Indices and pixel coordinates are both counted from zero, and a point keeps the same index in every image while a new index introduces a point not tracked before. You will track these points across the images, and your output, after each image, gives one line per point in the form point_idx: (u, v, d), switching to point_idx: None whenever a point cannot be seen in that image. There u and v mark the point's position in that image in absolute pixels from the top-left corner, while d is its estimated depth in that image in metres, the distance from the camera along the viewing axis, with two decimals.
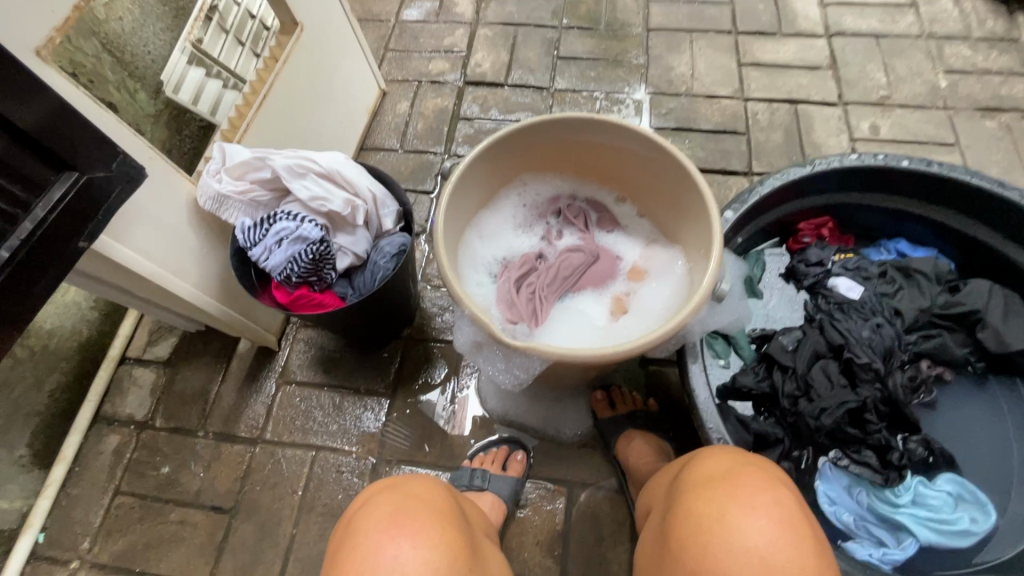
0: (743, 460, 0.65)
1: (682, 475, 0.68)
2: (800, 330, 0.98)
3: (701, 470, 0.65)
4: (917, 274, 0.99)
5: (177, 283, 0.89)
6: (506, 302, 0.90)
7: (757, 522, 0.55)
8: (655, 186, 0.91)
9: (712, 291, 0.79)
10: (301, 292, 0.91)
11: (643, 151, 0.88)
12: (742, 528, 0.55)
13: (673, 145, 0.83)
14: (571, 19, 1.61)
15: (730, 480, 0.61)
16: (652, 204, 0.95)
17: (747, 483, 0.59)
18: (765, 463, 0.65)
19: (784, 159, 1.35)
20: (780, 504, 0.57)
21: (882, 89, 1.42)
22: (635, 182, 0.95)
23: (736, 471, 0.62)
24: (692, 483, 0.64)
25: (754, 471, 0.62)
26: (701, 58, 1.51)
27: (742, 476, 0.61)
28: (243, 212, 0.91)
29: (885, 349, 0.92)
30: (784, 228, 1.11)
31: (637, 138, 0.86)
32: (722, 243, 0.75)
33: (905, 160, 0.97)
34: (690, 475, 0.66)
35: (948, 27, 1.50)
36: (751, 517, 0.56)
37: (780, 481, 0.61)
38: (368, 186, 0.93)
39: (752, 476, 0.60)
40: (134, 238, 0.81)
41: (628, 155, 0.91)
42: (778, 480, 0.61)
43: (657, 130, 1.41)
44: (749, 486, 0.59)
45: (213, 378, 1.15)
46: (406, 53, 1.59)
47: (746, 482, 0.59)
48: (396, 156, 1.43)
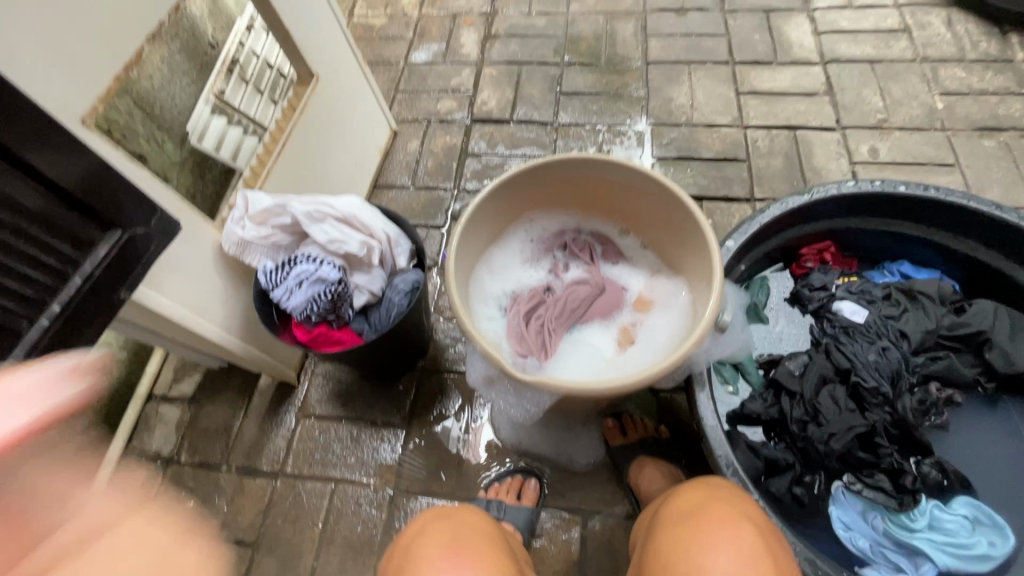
0: (717, 495, 0.68)
1: (660, 510, 0.73)
2: (806, 355, 0.99)
3: (675, 504, 0.70)
4: (921, 296, 1.01)
5: (205, 326, 0.94)
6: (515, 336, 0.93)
7: (719, 557, 0.59)
8: (658, 220, 0.95)
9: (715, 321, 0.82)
10: (320, 329, 0.95)
11: (644, 188, 0.92)
12: (705, 563, 0.59)
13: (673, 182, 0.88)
14: (573, 56, 1.68)
15: (698, 515, 0.65)
16: (654, 236, 0.98)
17: (713, 518, 0.63)
18: (736, 495, 0.69)
19: (785, 185, 1.38)
20: (741, 539, 0.60)
21: (880, 112, 1.45)
22: (638, 216, 0.99)
23: (705, 506, 0.66)
24: (666, 519, 0.69)
25: (722, 505, 0.66)
26: (700, 88, 1.56)
27: (708, 511, 0.65)
28: (265, 255, 0.97)
29: (893, 372, 0.93)
30: (787, 253, 1.12)
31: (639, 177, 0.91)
32: (723, 276, 0.78)
33: (902, 186, 1.00)
34: (667, 509, 0.71)
35: (942, 51, 1.53)
36: (714, 553, 0.60)
37: (746, 514, 0.64)
38: (382, 227, 0.97)
39: (718, 510, 0.64)
40: (166, 285, 0.86)
41: (630, 191, 0.95)
42: (744, 512, 0.65)
43: (659, 159, 1.46)
44: (712, 522, 0.63)
45: (236, 413, 1.20)
46: (415, 94, 1.67)
47: (712, 518, 0.63)
48: (408, 193, 1.48)
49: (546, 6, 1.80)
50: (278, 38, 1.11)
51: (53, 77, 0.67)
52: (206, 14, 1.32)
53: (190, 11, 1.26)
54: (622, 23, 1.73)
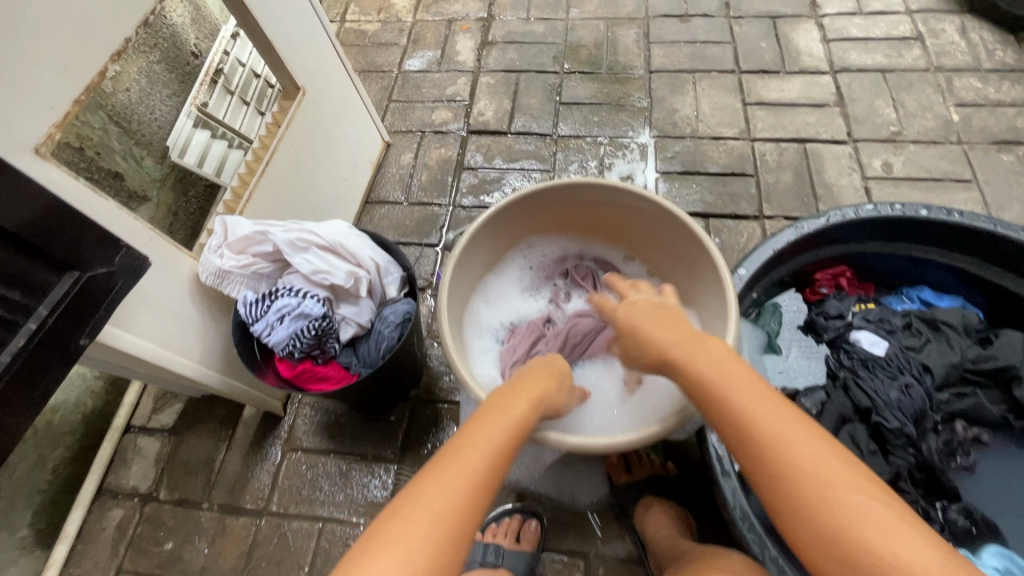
0: None
1: None
2: (823, 391, 0.94)
3: None
4: (944, 327, 0.95)
5: (181, 362, 0.88)
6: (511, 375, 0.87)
7: None
8: (665, 249, 0.89)
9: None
10: (305, 365, 0.90)
11: (651, 215, 0.86)
12: None
13: (681, 210, 0.82)
14: (572, 64, 1.61)
15: None
16: (662, 264, 0.93)
17: None
18: None
19: (796, 201, 1.31)
20: None
21: (893, 125, 1.39)
22: (645, 243, 0.93)
23: None
24: None
25: None
26: (705, 98, 1.50)
27: None
28: (246, 285, 0.90)
29: (916, 411, 0.88)
30: (801, 278, 1.06)
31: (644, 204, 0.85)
32: (739, 316, 0.72)
33: (924, 210, 0.94)
34: None
35: (956, 60, 1.48)
36: None
37: None
38: (370, 255, 0.91)
39: None
40: (136, 323, 0.79)
41: (635, 219, 0.89)
42: None
43: (663, 174, 1.39)
44: None
45: (219, 446, 1.13)
46: (409, 103, 1.60)
47: None
48: (401, 209, 1.42)
49: (544, 11, 1.73)
50: (260, 49, 1.04)
51: (3, 105, 0.61)
52: (188, 22, 1.25)
53: (171, 19, 1.18)
54: (624, 29, 1.66)
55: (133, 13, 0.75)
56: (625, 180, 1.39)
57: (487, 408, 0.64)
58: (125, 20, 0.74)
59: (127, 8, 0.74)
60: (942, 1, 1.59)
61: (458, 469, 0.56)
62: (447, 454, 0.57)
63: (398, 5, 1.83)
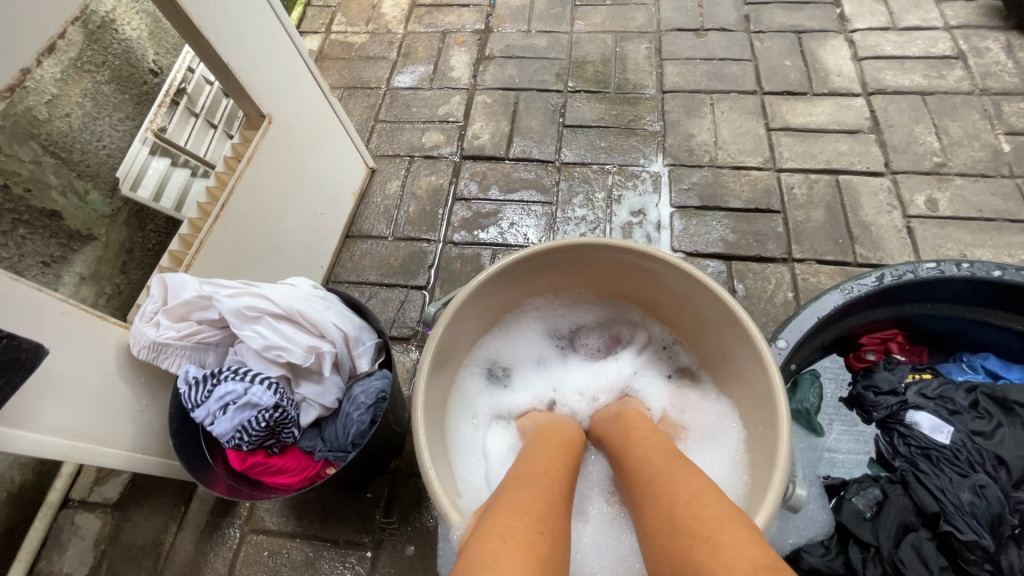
0: None
1: None
2: (877, 486, 0.79)
3: None
4: (1019, 408, 0.80)
5: (103, 453, 0.72)
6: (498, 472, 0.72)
7: None
8: (700, 327, 0.75)
9: (787, 497, 0.62)
10: (255, 458, 0.75)
11: (681, 285, 0.72)
12: None
13: (725, 290, 0.67)
14: (577, 82, 1.47)
15: None
16: (696, 340, 0.78)
17: None
18: None
19: (830, 242, 1.16)
20: None
21: (936, 155, 1.25)
22: (674, 313, 0.79)
23: None
24: None
25: None
26: (724, 123, 1.35)
27: None
28: (188, 359, 0.76)
29: (992, 518, 0.73)
30: (843, 342, 0.94)
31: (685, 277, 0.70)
32: (790, 432, 0.58)
33: (997, 270, 0.79)
34: None
35: (1004, 82, 1.33)
36: None
37: None
38: (336, 322, 0.77)
39: None
40: (39, 416, 0.64)
41: (665, 286, 0.75)
42: None
43: (679, 208, 1.24)
44: None
45: (168, 525, 0.98)
46: (398, 124, 1.46)
47: None
48: (385, 245, 1.27)
49: (546, 24, 1.59)
50: (215, 73, 0.89)
51: None
52: (147, 36, 1.11)
53: (122, 32, 1.04)
54: (633, 44, 1.52)
55: (33, 36, 0.61)
56: (636, 215, 1.24)
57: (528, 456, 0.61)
58: (22, 45, 0.60)
59: (25, 30, 0.60)
60: (984, 16, 1.44)
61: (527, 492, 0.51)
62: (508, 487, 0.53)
63: (388, 15, 1.68)
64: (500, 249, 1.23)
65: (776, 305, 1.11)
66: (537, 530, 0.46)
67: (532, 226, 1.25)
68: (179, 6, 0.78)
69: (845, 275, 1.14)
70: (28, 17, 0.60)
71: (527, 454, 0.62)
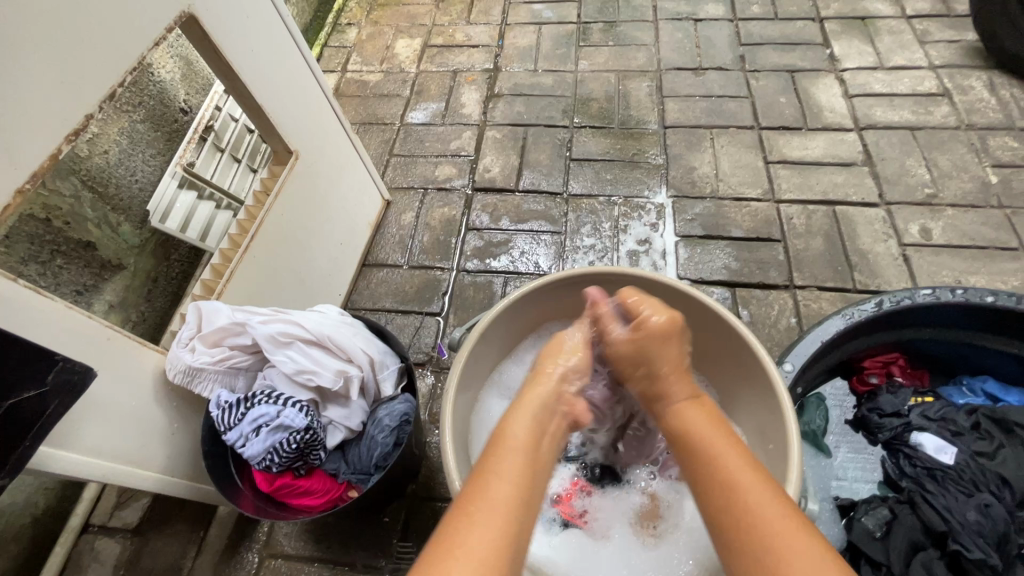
0: None
1: None
2: (885, 506, 0.82)
3: None
4: (1020, 430, 0.83)
5: (138, 475, 0.75)
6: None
7: None
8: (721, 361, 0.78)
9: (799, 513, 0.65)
10: (283, 480, 0.78)
11: (696, 312, 0.77)
12: None
13: (736, 316, 0.73)
14: (583, 117, 1.54)
15: None
16: (713, 371, 0.81)
17: None
18: None
19: (829, 270, 1.21)
20: None
21: (927, 186, 1.31)
22: (691, 342, 0.82)
23: None
24: None
25: None
26: (724, 156, 1.41)
27: None
28: (221, 384, 0.80)
29: (998, 536, 0.75)
30: (847, 366, 0.98)
31: (698, 304, 0.76)
32: (801, 458, 0.61)
33: (990, 296, 0.84)
34: None
35: (988, 118, 1.40)
36: None
37: None
38: (362, 348, 0.82)
39: None
40: (82, 439, 0.67)
41: (679, 314, 0.79)
42: None
43: (683, 238, 1.29)
44: None
45: (187, 550, 0.99)
46: (411, 158, 1.52)
47: None
48: (400, 273, 1.31)
49: (552, 63, 1.68)
50: (249, 114, 0.95)
51: None
52: (178, 77, 1.16)
53: (158, 74, 1.10)
54: (636, 82, 1.60)
55: (95, 85, 0.67)
56: (642, 244, 1.29)
57: (491, 452, 0.57)
58: (85, 94, 0.66)
59: (89, 81, 0.66)
60: (966, 57, 1.53)
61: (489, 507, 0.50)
62: (473, 488, 0.52)
63: (402, 55, 1.78)
64: (512, 277, 1.28)
65: (779, 330, 1.14)
66: (501, 547, 0.48)
67: (543, 254, 1.30)
68: (220, 54, 0.84)
69: (845, 301, 1.18)
70: (91, 68, 0.66)
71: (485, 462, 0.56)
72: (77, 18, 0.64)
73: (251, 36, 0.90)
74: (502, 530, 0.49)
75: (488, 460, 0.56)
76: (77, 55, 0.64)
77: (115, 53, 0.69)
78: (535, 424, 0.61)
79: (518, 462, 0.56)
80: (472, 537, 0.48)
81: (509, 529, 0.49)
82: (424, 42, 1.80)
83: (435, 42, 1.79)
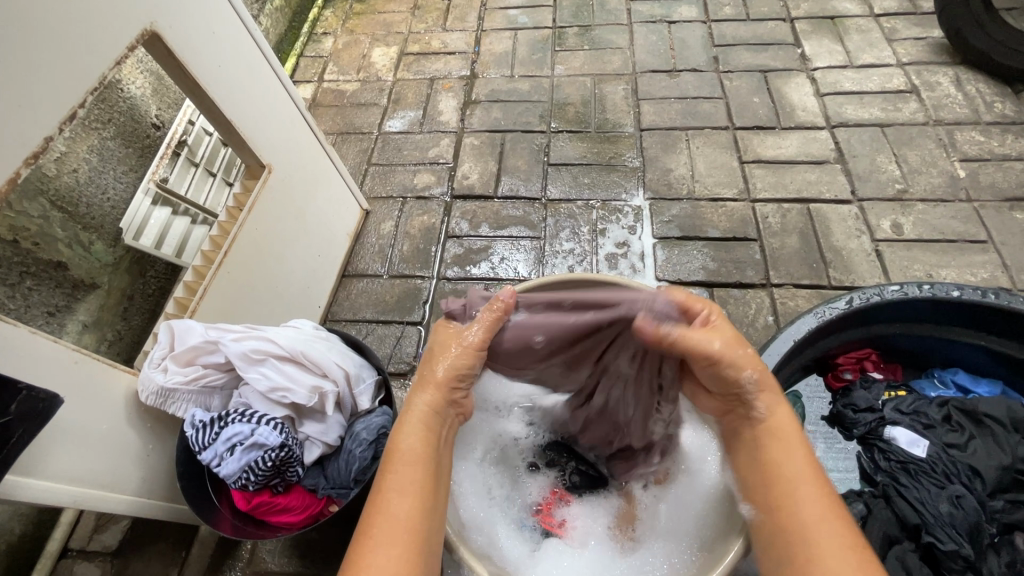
0: None
1: None
2: (861, 501, 0.83)
3: None
4: (989, 421, 0.84)
5: (112, 499, 0.74)
6: (508, 513, 0.76)
7: None
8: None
9: None
10: (261, 498, 0.78)
11: None
12: None
13: None
14: (560, 122, 1.55)
15: None
16: None
17: None
18: None
19: (804, 267, 1.23)
20: None
21: (898, 182, 1.33)
22: None
23: None
24: None
25: None
26: (700, 157, 1.43)
27: None
28: (194, 403, 0.79)
29: (970, 527, 0.77)
30: (822, 363, 0.99)
31: None
32: None
33: (956, 290, 0.86)
34: None
35: (955, 113, 1.43)
36: None
37: None
38: (337, 363, 0.82)
39: None
40: (51, 466, 0.66)
41: None
42: None
43: (661, 240, 1.30)
44: None
45: (169, 570, 0.98)
46: (389, 167, 1.52)
47: None
48: (380, 283, 1.31)
49: (528, 68, 1.68)
50: (219, 129, 0.94)
51: None
52: (149, 92, 1.16)
53: (126, 90, 1.10)
54: (611, 85, 1.61)
55: (52, 109, 0.66)
56: (620, 247, 1.30)
57: (386, 468, 0.58)
58: (44, 117, 0.65)
59: (45, 107, 0.65)
60: (933, 53, 1.56)
61: (391, 529, 0.54)
62: (379, 502, 0.56)
63: (378, 64, 1.77)
64: (492, 283, 1.28)
65: (756, 329, 1.16)
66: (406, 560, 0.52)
67: (522, 260, 1.30)
68: (186, 70, 0.84)
69: (820, 298, 1.20)
70: (50, 91, 0.65)
71: (379, 484, 0.57)
72: (33, 43, 0.63)
73: (219, 51, 0.90)
74: (402, 546, 0.53)
75: (385, 477, 0.58)
76: (35, 80, 0.64)
77: (68, 77, 0.67)
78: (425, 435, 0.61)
79: (414, 474, 0.58)
80: (375, 561, 0.52)
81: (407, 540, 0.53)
82: (401, 49, 1.80)
83: (412, 50, 1.79)
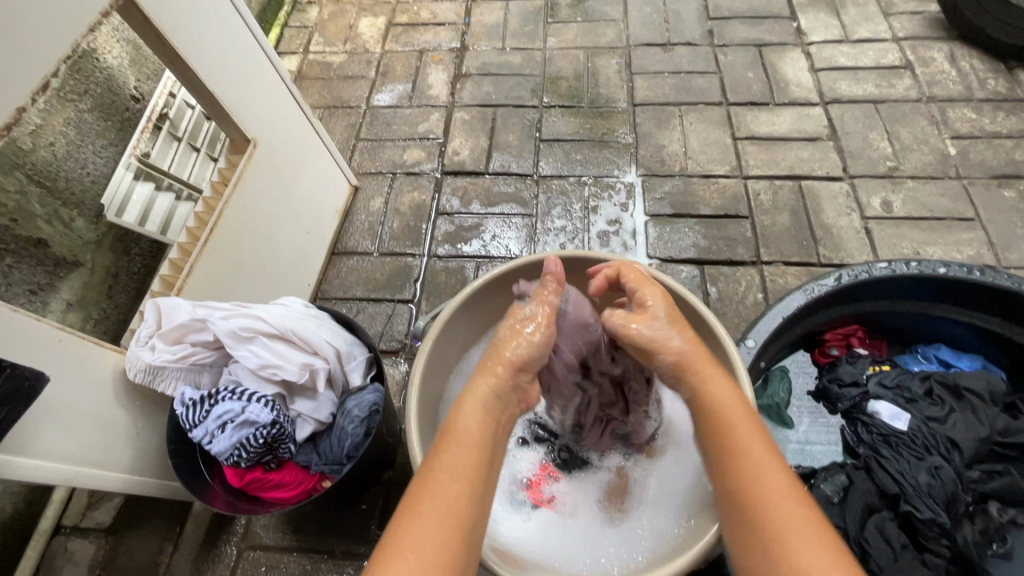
0: None
1: None
2: (843, 473, 0.85)
3: None
4: (969, 395, 0.87)
5: (104, 476, 0.74)
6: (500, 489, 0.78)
7: None
8: None
9: None
10: (253, 474, 0.78)
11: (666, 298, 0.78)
12: None
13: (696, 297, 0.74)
14: (552, 97, 1.52)
15: None
16: None
17: None
18: None
19: (795, 245, 1.23)
20: None
21: (889, 159, 1.33)
22: None
23: None
24: None
25: None
26: (693, 134, 1.42)
27: None
28: (183, 381, 0.78)
29: (947, 496, 0.80)
30: (809, 339, 1.01)
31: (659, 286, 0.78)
32: None
33: (943, 267, 0.87)
34: None
35: (948, 90, 1.42)
36: None
37: None
38: (327, 340, 0.82)
39: None
40: (41, 445, 0.66)
41: None
42: None
43: (652, 217, 1.30)
44: None
45: (164, 546, 0.99)
46: (378, 142, 1.49)
47: None
48: (371, 261, 1.30)
49: (520, 41, 1.64)
50: (201, 102, 0.92)
51: None
52: (127, 62, 1.07)
53: (104, 61, 1.02)
54: (605, 59, 1.58)
55: (23, 78, 0.63)
56: (612, 224, 1.30)
57: (441, 445, 0.55)
58: (16, 86, 0.62)
59: (15, 76, 0.62)
60: (928, 28, 1.54)
61: (436, 510, 0.50)
62: (422, 486, 0.52)
63: (365, 35, 1.72)
64: (484, 261, 1.27)
65: (746, 306, 1.17)
66: (444, 548, 0.48)
67: (514, 238, 1.30)
68: (165, 39, 0.81)
69: (810, 275, 1.21)
70: (20, 59, 0.62)
71: (431, 459, 0.54)
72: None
73: (201, 20, 0.87)
74: (444, 532, 0.49)
75: (436, 456, 0.54)
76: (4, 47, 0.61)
77: (38, 45, 0.64)
78: (484, 419, 0.58)
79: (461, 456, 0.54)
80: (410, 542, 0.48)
81: (454, 533, 0.49)
82: (389, 20, 1.75)
83: (400, 20, 1.74)
